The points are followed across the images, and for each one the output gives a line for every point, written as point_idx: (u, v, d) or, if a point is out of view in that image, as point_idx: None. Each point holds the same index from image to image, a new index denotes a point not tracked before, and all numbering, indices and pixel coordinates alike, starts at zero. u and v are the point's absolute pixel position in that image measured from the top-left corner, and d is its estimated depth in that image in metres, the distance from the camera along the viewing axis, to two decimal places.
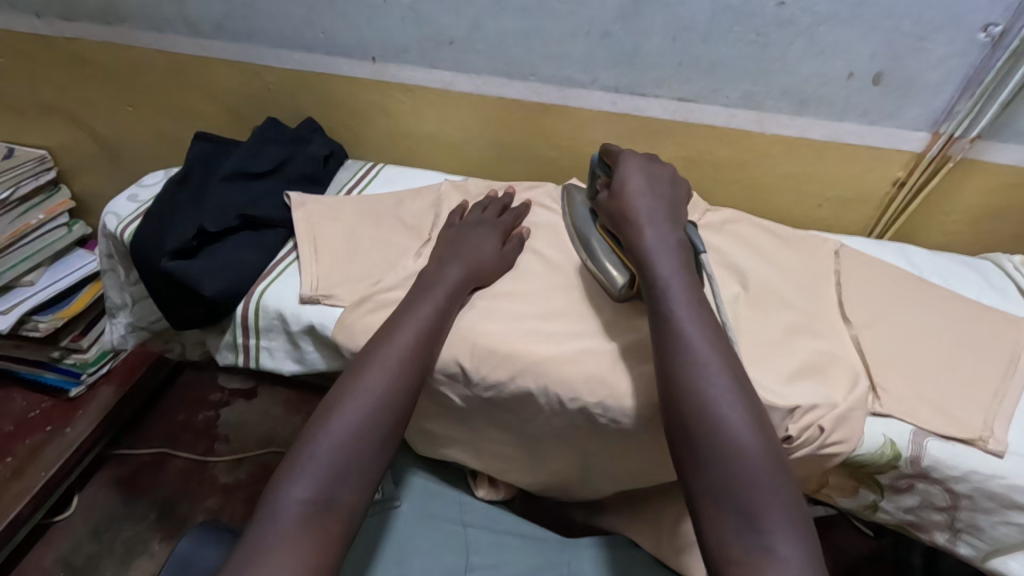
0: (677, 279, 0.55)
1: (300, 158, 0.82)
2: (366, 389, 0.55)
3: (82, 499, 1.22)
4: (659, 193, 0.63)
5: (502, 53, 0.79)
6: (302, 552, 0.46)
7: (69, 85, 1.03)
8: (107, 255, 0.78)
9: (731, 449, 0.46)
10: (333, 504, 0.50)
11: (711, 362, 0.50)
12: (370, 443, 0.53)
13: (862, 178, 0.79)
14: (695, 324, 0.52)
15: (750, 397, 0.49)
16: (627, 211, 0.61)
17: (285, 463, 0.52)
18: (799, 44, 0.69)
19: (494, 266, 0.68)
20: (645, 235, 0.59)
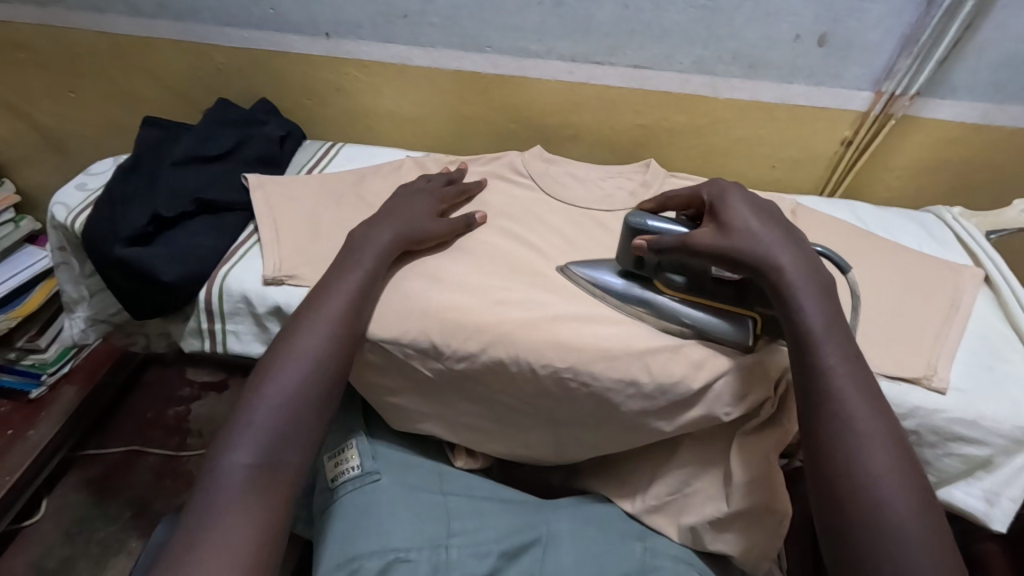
0: (829, 331, 0.51)
1: (256, 140, 0.80)
2: (300, 351, 0.56)
3: (51, 502, 1.19)
4: (780, 219, 0.57)
5: (457, 25, 0.78)
6: (248, 514, 0.48)
7: (2, 72, 0.98)
8: (59, 247, 0.76)
9: (895, 520, 0.44)
10: (277, 467, 0.51)
11: (870, 431, 0.47)
12: (306, 405, 0.54)
13: (812, 139, 0.81)
14: (851, 378, 0.49)
15: (903, 452, 0.47)
16: (755, 252, 0.54)
17: (224, 430, 0.52)
18: (746, 8, 0.70)
19: (438, 228, 0.67)
20: (788, 278, 0.52)
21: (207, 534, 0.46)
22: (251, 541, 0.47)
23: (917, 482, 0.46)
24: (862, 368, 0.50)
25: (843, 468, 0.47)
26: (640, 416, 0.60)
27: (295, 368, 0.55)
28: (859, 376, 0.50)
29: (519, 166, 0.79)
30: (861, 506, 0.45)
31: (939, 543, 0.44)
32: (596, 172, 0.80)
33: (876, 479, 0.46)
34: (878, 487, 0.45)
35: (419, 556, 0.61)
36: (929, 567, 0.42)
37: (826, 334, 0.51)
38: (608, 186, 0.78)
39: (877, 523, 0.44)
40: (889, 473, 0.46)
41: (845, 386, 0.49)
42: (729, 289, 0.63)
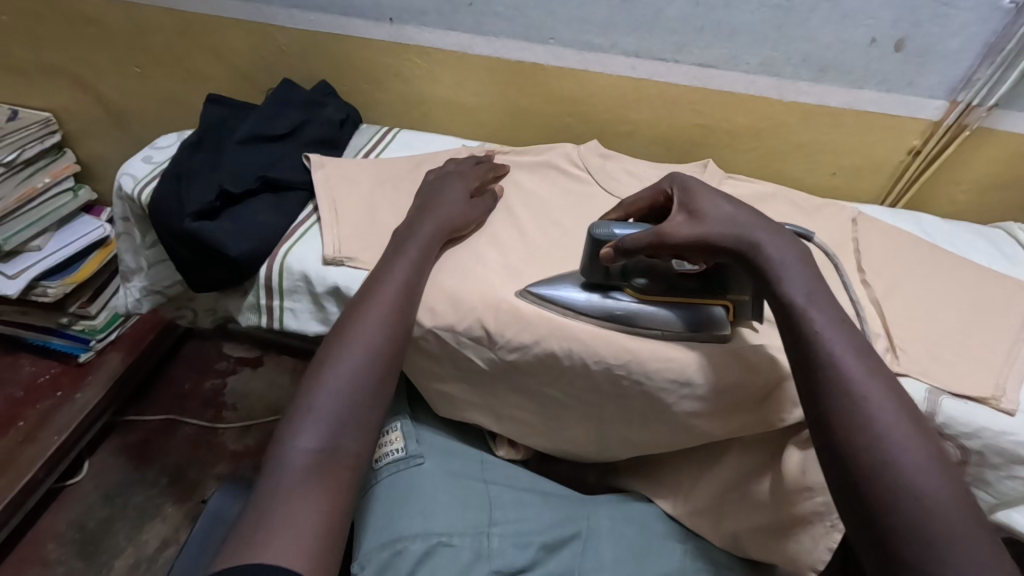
0: (818, 297, 0.49)
1: (316, 122, 0.81)
2: (360, 339, 0.57)
3: (93, 464, 1.23)
4: (745, 200, 0.55)
5: (521, 15, 0.78)
6: (317, 500, 0.48)
7: (73, 45, 1.01)
8: (123, 217, 0.79)
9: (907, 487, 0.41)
10: (338, 453, 0.52)
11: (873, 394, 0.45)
12: (366, 394, 0.55)
13: (877, 147, 0.79)
14: (845, 341, 0.47)
15: (914, 417, 0.44)
16: (731, 231, 0.52)
17: (287, 417, 0.53)
18: (822, 9, 0.69)
19: (472, 212, 0.68)
20: (769, 257, 0.51)
21: (275, 516, 0.46)
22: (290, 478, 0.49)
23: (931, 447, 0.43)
24: (856, 335, 0.48)
25: (852, 436, 0.44)
26: (691, 418, 0.60)
27: (353, 356, 0.56)
28: (855, 343, 0.47)
29: (576, 159, 0.79)
30: (882, 479, 0.42)
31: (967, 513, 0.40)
32: (652, 171, 0.79)
33: (894, 448, 0.42)
34: (900, 456, 0.42)
35: (461, 541, 0.61)
36: (962, 539, 0.39)
37: (813, 299, 0.49)
38: None
39: (903, 496, 0.41)
40: (908, 442, 0.43)
41: (842, 354, 0.46)
42: (690, 281, 0.61)
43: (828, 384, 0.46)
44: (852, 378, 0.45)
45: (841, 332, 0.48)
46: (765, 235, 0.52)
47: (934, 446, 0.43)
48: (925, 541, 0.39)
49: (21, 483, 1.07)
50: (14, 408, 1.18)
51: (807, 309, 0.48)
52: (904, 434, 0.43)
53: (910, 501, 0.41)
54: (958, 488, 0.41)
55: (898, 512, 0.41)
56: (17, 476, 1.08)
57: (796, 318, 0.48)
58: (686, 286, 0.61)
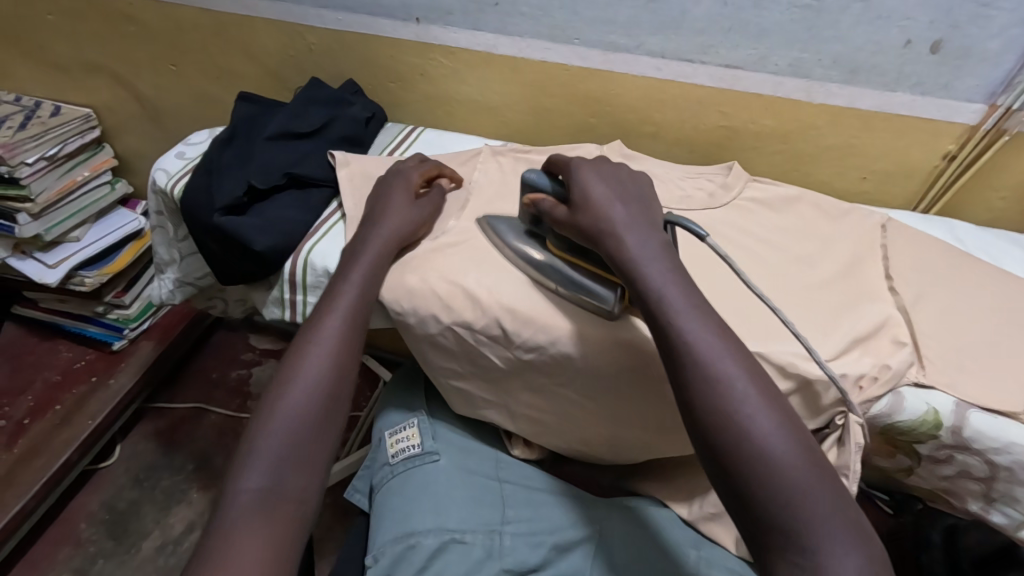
0: (673, 283, 0.52)
1: (343, 119, 0.83)
2: (303, 372, 0.56)
3: (123, 449, 1.27)
4: (630, 194, 0.59)
5: (547, 15, 0.78)
6: (269, 540, 0.47)
7: (114, 43, 1.05)
8: (156, 211, 0.81)
9: (763, 461, 0.44)
10: (286, 491, 0.50)
11: (730, 374, 0.47)
12: (315, 425, 0.54)
13: (911, 151, 0.77)
14: (701, 319, 0.50)
15: (766, 390, 0.47)
16: (600, 220, 0.56)
17: (240, 453, 0.52)
18: (855, 9, 0.67)
19: (415, 213, 0.68)
20: (626, 245, 0.54)
21: (224, 558, 0.45)
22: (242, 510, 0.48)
23: (781, 415, 0.46)
24: (715, 325, 0.50)
25: (721, 434, 0.45)
26: None
27: (304, 386, 0.56)
28: (718, 335, 0.49)
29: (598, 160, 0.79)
30: (754, 470, 0.44)
31: (813, 474, 0.43)
32: (677, 173, 0.78)
33: (751, 430, 0.45)
34: (771, 445, 0.44)
35: (473, 538, 0.61)
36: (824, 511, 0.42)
37: (665, 281, 0.52)
38: (688, 186, 0.75)
39: (756, 469, 0.44)
40: (770, 427, 0.45)
41: (698, 341, 0.48)
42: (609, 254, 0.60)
43: (697, 382, 0.47)
44: (717, 374, 0.47)
45: (703, 325, 0.49)
46: (631, 231, 0.55)
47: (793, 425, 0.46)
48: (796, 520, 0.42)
49: (57, 464, 1.11)
50: (52, 392, 1.23)
51: (671, 303, 0.50)
52: (757, 406, 0.46)
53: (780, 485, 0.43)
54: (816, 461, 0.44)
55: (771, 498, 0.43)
56: (52, 457, 1.12)
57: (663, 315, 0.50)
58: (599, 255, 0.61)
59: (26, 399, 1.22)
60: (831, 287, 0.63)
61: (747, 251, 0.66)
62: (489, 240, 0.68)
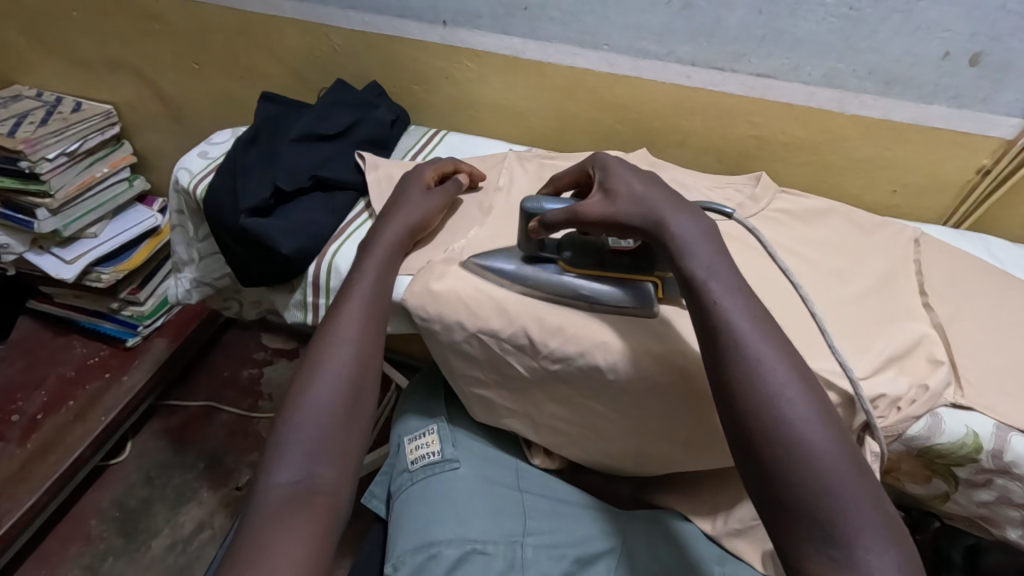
0: (720, 269, 0.50)
1: (367, 122, 0.82)
2: (328, 363, 0.55)
3: (135, 446, 1.27)
4: (657, 177, 0.58)
5: (576, 20, 0.77)
6: (307, 531, 0.45)
7: (137, 40, 1.05)
8: (178, 210, 0.81)
9: (803, 453, 0.42)
10: (318, 483, 0.48)
11: (773, 365, 0.45)
12: (343, 415, 0.52)
13: (944, 164, 0.76)
14: (745, 307, 0.48)
15: (809, 383, 0.45)
16: (644, 204, 0.54)
17: (266, 450, 0.50)
18: (894, 20, 0.66)
19: (428, 205, 0.68)
20: (673, 227, 0.52)
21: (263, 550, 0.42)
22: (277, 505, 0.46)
23: (824, 411, 0.44)
24: (747, 297, 0.49)
25: (763, 433, 0.43)
26: None
27: (330, 378, 0.54)
28: (748, 307, 0.48)
29: None
30: (772, 439, 0.43)
31: (852, 471, 0.42)
32: (704, 182, 0.77)
33: (792, 420, 0.43)
34: (819, 449, 0.42)
35: (495, 549, 0.60)
36: (842, 479, 0.41)
37: (710, 265, 0.50)
38: (716, 196, 0.74)
39: (793, 459, 0.42)
40: (795, 395, 0.44)
41: (742, 327, 0.47)
42: (624, 258, 0.63)
43: (727, 349, 0.46)
44: (745, 344, 0.46)
45: (738, 296, 0.49)
46: (671, 209, 0.54)
47: (817, 396, 0.45)
48: (809, 487, 0.41)
49: (70, 460, 1.11)
50: (65, 387, 1.23)
51: (702, 274, 0.50)
52: (801, 399, 0.44)
53: (797, 450, 0.42)
54: (840, 432, 0.43)
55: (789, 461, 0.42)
56: (66, 453, 1.12)
57: (696, 286, 0.49)
58: (618, 262, 0.63)
59: (40, 394, 1.22)
60: (865, 303, 0.62)
61: (780, 265, 0.65)
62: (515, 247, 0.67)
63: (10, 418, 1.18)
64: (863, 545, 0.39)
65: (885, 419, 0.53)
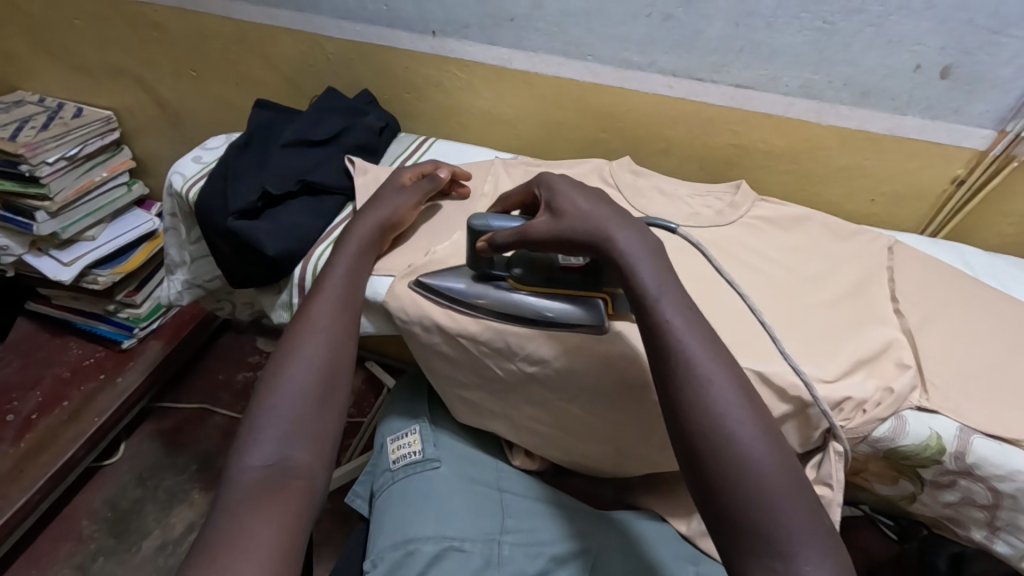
0: (668, 285, 0.51)
1: (357, 128, 0.84)
2: (302, 355, 0.56)
3: (128, 447, 1.28)
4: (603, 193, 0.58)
5: (561, 31, 0.80)
6: (281, 513, 0.46)
7: (137, 48, 1.07)
8: (171, 213, 0.83)
9: (746, 470, 0.43)
10: (292, 467, 0.49)
11: (715, 380, 0.46)
12: (317, 403, 0.54)
13: (920, 174, 0.77)
14: (690, 322, 0.49)
15: (752, 399, 0.46)
16: (591, 222, 0.54)
17: (240, 438, 0.51)
18: (867, 33, 0.68)
19: (399, 203, 0.70)
20: (620, 245, 0.53)
21: (240, 533, 0.43)
22: (253, 491, 0.47)
23: (767, 428, 0.45)
24: (694, 316, 0.50)
25: (709, 450, 0.44)
26: None
27: (304, 368, 0.55)
28: (695, 327, 0.49)
29: (606, 175, 0.79)
30: (720, 455, 0.44)
31: (794, 488, 0.43)
32: (685, 190, 0.79)
33: (735, 436, 0.44)
34: (760, 467, 0.43)
35: (473, 547, 0.62)
36: (783, 494, 0.42)
37: (658, 281, 0.51)
38: (696, 203, 0.76)
39: (738, 477, 0.43)
40: (739, 412, 0.45)
41: (689, 343, 0.48)
42: (574, 275, 0.62)
43: (676, 367, 0.47)
44: (692, 362, 0.47)
45: (686, 315, 0.49)
46: (620, 226, 0.54)
47: (761, 413, 0.46)
48: (752, 500, 0.42)
49: (62, 460, 1.12)
50: (61, 388, 1.25)
51: (653, 293, 0.50)
52: (743, 415, 0.45)
53: (738, 466, 0.43)
54: (780, 449, 0.44)
55: (731, 478, 0.43)
56: (58, 453, 1.13)
57: (648, 304, 0.50)
58: (567, 279, 0.62)
59: (36, 394, 1.24)
60: (836, 308, 0.63)
61: (754, 271, 0.66)
62: None
63: (5, 417, 1.19)
64: (805, 560, 0.40)
65: (850, 421, 0.55)
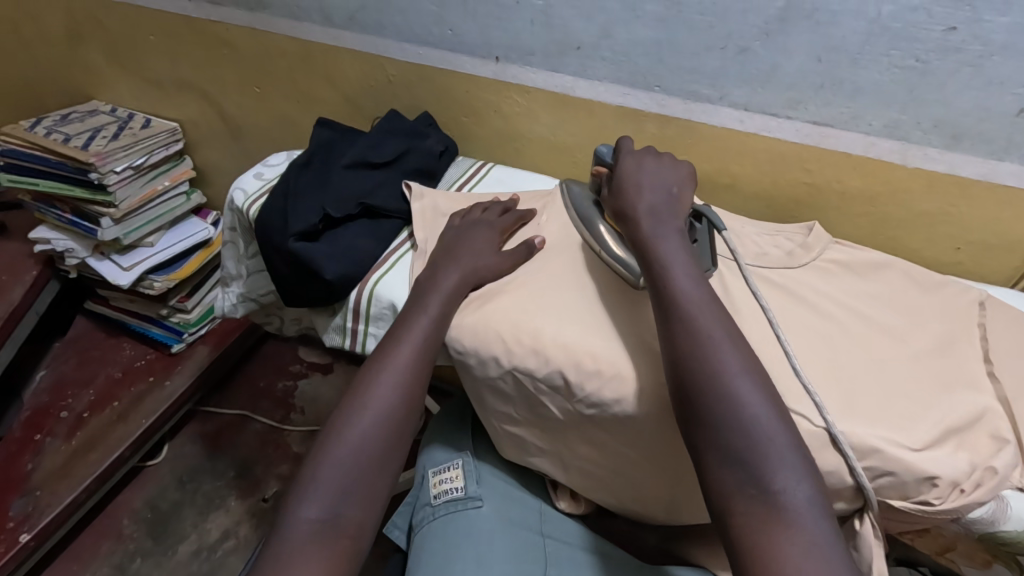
0: (682, 265, 0.56)
1: (417, 152, 0.84)
2: (369, 403, 0.57)
3: (171, 449, 1.31)
4: (661, 188, 0.63)
5: (629, 61, 0.77)
6: (322, 570, 0.49)
7: (206, 64, 1.10)
8: (230, 228, 0.84)
9: (742, 437, 0.46)
10: (341, 523, 0.52)
11: (723, 356, 0.49)
12: (376, 459, 0.55)
13: (1015, 224, 0.71)
14: (700, 294, 0.53)
15: (754, 371, 0.49)
16: (627, 206, 0.61)
17: (296, 483, 0.54)
18: (964, 74, 0.63)
19: (490, 261, 0.68)
20: (643, 227, 0.59)
21: None
22: (304, 538, 0.50)
23: (770, 400, 0.48)
24: (742, 346, 0.50)
25: (708, 417, 0.47)
26: None
27: (368, 417, 0.56)
28: (744, 358, 0.50)
29: None
30: (720, 423, 0.47)
31: (792, 456, 0.46)
32: (754, 228, 0.75)
33: (735, 409, 0.47)
34: (757, 436, 0.46)
35: None
36: (806, 516, 0.44)
37: (679, 262, 0.56)
38: (764, 242, 0.72)
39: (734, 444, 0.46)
40: (770, 435, 0.46)
41: (698, 317, 0.52)
42: None
43: (721, 399, 0.48)
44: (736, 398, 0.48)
45: (732, 347, 0.50)
46: (661, 234, 0.58)
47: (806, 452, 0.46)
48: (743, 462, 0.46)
49: (109, 460, 1.14)
50: (112, 387, 1.28)
51: (685, 299, 0.53)
52: (740, 385, 0.48)
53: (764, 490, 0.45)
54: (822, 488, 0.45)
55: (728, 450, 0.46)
56: (106, 452, 1.16)
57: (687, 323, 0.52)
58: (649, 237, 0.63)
59: (89, 392, 1.27)
60: (922, 368, 0.58)
61: (830, 320, 0.62)
62: (557, 286, 0.66)
63: (59, 414, 1.23)
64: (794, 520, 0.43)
65: (943, 501, 0.50)
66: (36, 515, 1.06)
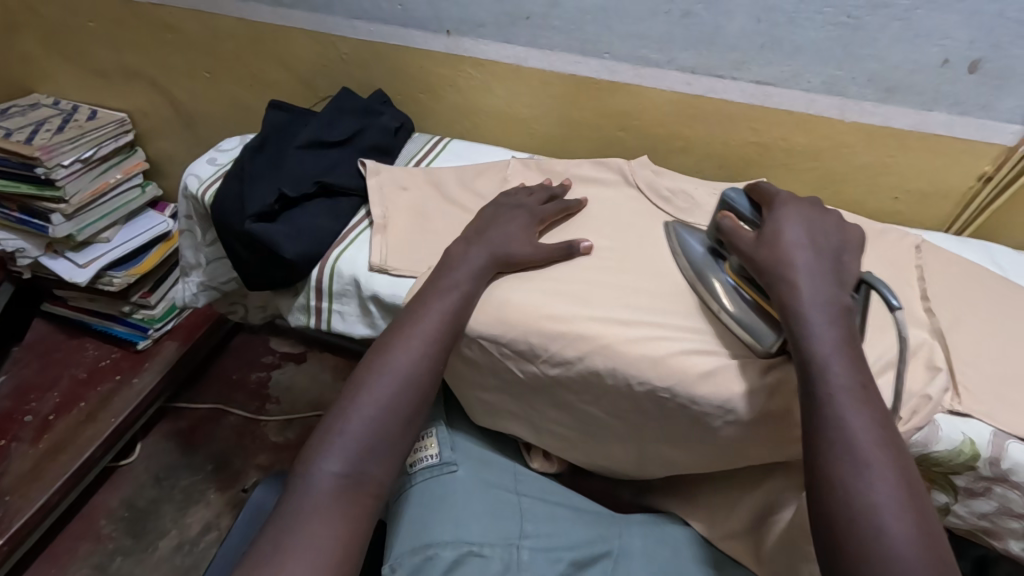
0: (825, 321, 0.51)
1: (373, 129, 0.84)
2: (391, 367, 0.58)
3: (145, 447, 1.29)
4: (829, 253, 0.56)
5: (578, 29, 0.78)
6: (340, 522, 0.50)
7: (152, 51, 1.07)
8: (186, 215, 0.83)
9: (873, 522, 0.43)
10: (361, 480, 0.53)
11: (859, 429, 0.46)
12: (397, 419, 0.56)
13: (945, 172, 0.76)
14: (839, 360, 0.49)
15: (890, 447, 0.46)
16: (778, 265, 0.54)
17: (316, 436, 0.55)
18: (893, 28, 0.66)
19: (518, 232, 0.67)
20: (798, 297, 0.52)
21: (296, 532, 0.48)
22: (330, 489, 0.51)
23: (904, 485, 0.45)
24: (879, 422, 0.47)
25: (837, 495, 0.45)
26: (739, 442, 0.58)
27: (390, 381, 0.57)
28: (878, 440, 0.46)
29: (626, 172, 0.78)
30: (848, 505, 0.44)
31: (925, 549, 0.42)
32: (705, 186, 0.77)
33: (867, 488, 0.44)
34: (886, 523, 0.43)
35: (491, 552, 0.60)
36: None
37: (819, 316, 0.51)
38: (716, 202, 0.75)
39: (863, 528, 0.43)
40: (903, 527, 0.43)
41: (836, 384, 0.48)
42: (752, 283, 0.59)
43: (841, 486, 0.45)
44: (864, 486, 0.44)
45: (864, 418, 0.47)
46: (817, 312, 0.52)
47: (923, 525, 0.43)
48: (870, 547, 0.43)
49: (80, 460, 1.13)
50: (78, 389, 1.26)
51: (824, 363, 0.49)
52: (877, 465, 0.45)
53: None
54: None
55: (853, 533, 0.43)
56: (77, 452, 1.14)
57: (821, 403, 0.48)
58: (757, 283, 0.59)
59: (53, 395, 1.25)
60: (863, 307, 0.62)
61: None
62: None
63: (23, 418, 1.20)
64: None
65: None
66: (7, 520, 1.04)
